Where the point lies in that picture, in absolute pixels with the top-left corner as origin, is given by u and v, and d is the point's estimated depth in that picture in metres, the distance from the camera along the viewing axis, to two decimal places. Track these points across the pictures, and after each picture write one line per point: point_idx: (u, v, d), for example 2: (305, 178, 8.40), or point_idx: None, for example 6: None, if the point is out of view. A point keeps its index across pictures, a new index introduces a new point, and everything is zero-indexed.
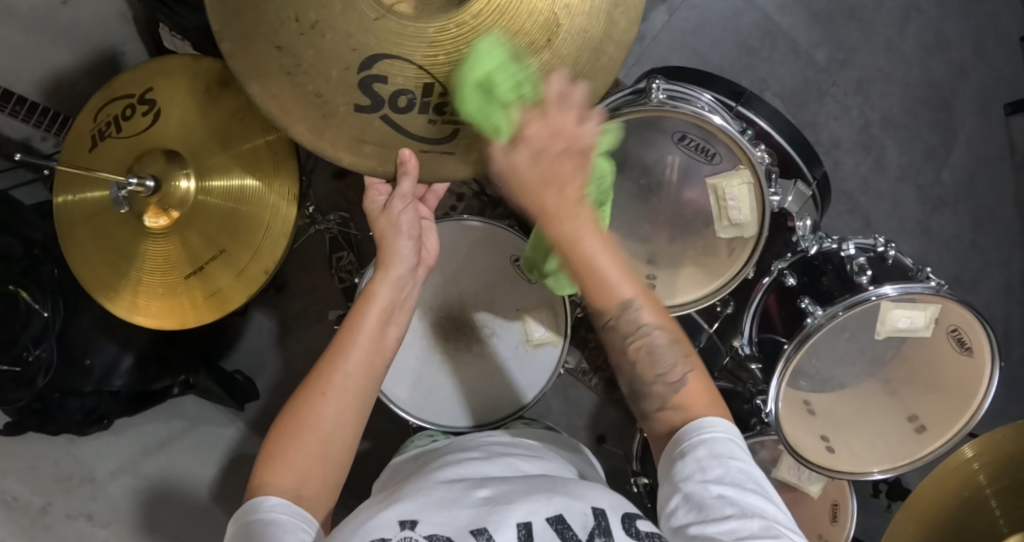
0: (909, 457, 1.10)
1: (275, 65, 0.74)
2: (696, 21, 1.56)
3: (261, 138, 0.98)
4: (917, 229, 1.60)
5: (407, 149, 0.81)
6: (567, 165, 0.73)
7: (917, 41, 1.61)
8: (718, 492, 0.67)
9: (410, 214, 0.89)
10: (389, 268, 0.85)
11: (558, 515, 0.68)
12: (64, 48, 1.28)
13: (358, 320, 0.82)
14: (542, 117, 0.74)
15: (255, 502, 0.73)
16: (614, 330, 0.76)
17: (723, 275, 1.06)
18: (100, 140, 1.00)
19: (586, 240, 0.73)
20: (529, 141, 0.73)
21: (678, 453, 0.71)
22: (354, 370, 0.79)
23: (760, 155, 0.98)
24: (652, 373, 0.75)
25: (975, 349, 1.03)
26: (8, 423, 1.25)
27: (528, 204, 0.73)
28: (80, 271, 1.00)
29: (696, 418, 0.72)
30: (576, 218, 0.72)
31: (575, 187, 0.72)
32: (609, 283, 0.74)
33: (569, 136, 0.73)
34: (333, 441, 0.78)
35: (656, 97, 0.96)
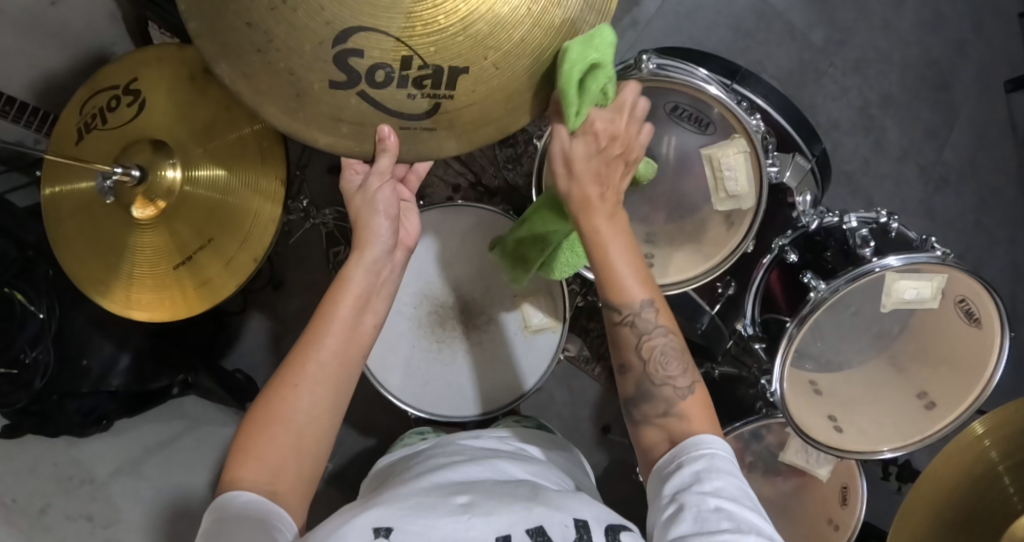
0: (919, 434, 1.07)
1: (248, 44, 0.75)
2: (691, 5, 1.54)
3: (248, 127, 0.97)
4: (920, 209, 1.57)
5: (387, 125, 0.81)
6: (615, 170, 0.81)
7: (914, 20, 1.59)
8: (715, 504, 0.65)
9: (387, 192, 0.88)
10: (365, 250, 0.85)
11: (539, 527, 0.70)
12: (52, 48, 1.26)
13: (331, 306, 0.81)
14: (613, 114, 0.80)
15: (227, 498, 0.72)
16: (630, 328, 0.78)
17: (719, 254, 1.05)
18: (86, 134, 0.99)
19: (617, 241, 0.78)
20: (591, 133, 0.79)
21: (677, 466, 0.71)
22: (328, 359, 0.78)
23: (755, 123, 0.96)
24: (660, 374, 0.78)
25: (984, 320, 1.00)
26: (5, 427, 1.16)
27: (570, 190, 0.80)
28: (70, 266, 0.99)
29: (692, 435, 0.74)
30: (609, 218, 0.79)
31: (616, 189, 0.81)
32: (625, 277, 0.78)
33: (623, 138, 0.80)
34: (307, 432, 0.77)
35: (647, 67, 0.94)
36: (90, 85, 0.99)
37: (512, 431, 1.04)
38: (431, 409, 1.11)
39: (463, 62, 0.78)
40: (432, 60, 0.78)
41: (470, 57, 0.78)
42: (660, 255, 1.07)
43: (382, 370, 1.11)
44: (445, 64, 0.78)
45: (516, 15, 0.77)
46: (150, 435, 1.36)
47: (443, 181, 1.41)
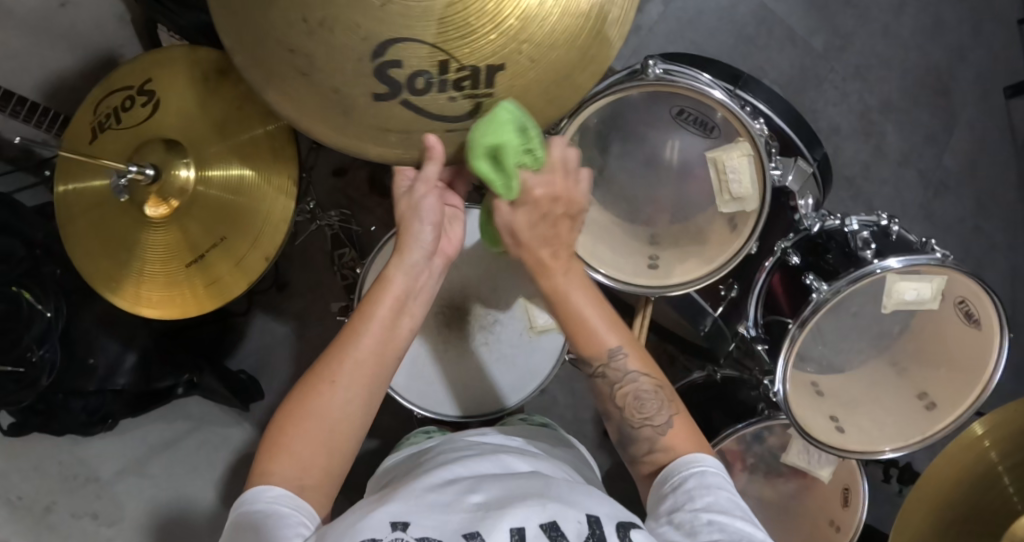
0: (920, 435, 1.08)
1: (292, 66, 0.78)
2: (692, 11, 1.56)
3: (260, 127, 0.99)
4: (920, 214, 1.59)
5: (433, 134, 0.83)
6: (565, 224, 0.85)
7: (914, 26, 1.61)
8: (708, 518, 0.69)
9: (434, 199, 0.85)
10: (405, 253, 0.83)
11: (552, 522, 0.69)
12: (63, 47, 1.28)
13: (369, 307, 0.81)
14: (545, 181, 0.83)
15: (256, 491, 0.73)
16: (603, 379, 0.83)
17: (719, 259, 1.05)
18: (100, 132, 1.00)
19: (575, 292, 0.83)
20: (534, 203, 0.83)
21: (669, 488, 0.75)
22: (364, 360, 0.79)
23: (759, 127, 0.97)
24: (637, 417, 0.82)
25: (983, 322, 1.01)
26: (11, 425, 1.22)
27: (522, 255, 0.85)
28: (80, 262, 1.00)
29: (683, 454, 0.78)
30: (564, 271, 0.84)
31: (566, 246, 0.85)
32: (594, 328, 0.83)
33: (565, 199, 0.84)
34: (338, 429, 0.77)
35: (653, 73, 0.96)
36: (105, 85, 1.00)
37: (518, 430, 1.05)
38: (437, 409, 1.12)
39: (500, 60, 0.79)
40: (469, 60, 0.79)
41: (506, 53, 0.79)
42: (665, 257, 1.09)
43: None
44: (482, 64, 0.79)
45: (543, 6, 0.78)
46: (155, 433, 1.36)
47: None
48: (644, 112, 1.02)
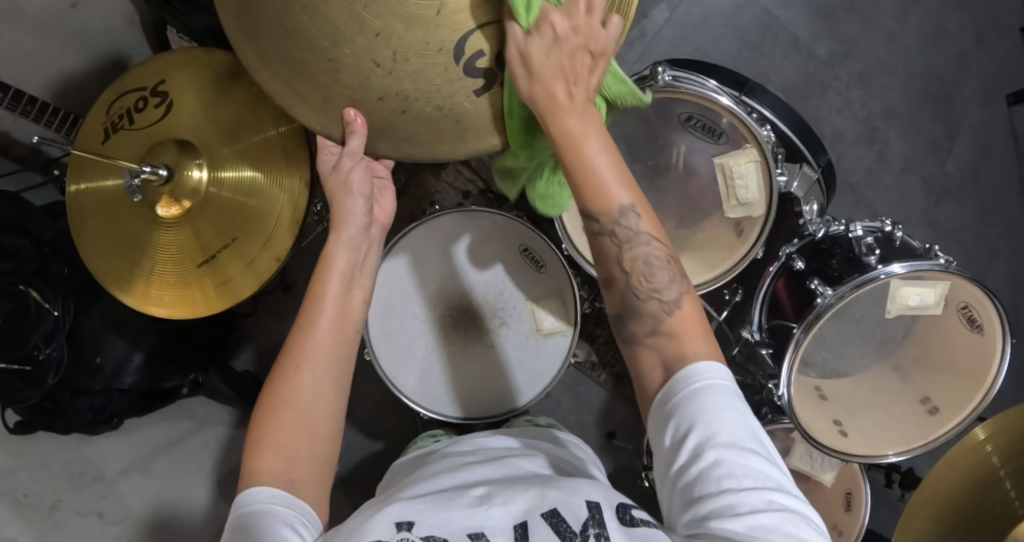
0: (923, 439, 1.09)
1: (390, 111, 0.80)
2: (697, 17, 1.57)
3: (273, 129, 1.00)
4: (923, 220, 1.60)
5: (352, 108, 0.80)
6: (583, 60, 0.79)
7: (917, 33, 1.62)
8: (715, 454, 0.68)
9: (361, 172, 0.89)
10: (341, 230, 0.87)
11: (553, 510, 0.71)
12: (73, 48, 1.28)
13: (320, 286, 0.84)
14: (565, 12, 0.77)
15: (248, 497, 0.73)
16: (612, 237, 0.79)
17: (717, 269, 1.07)
18: (113, 133, 1.01)
19: (591, 138, 0.78)
20: (550, 26, 0.76)
21: (672, 406, 0.72)
22: (324, 339, 0.82)
23: (767, 134, 0.98)
24: (646, 288, 0.79)
25: (986, 326, 1.02)
26: (18, 423, 1.20)
27: (532, 91, 0.78)
28: (91, 261, 1.01)
29: (687, 365, 0.73)
30: (581, 115, 0.78)
31: (586, 88, 0.79)
32: (605, 182, 0.77)
33: (587, 34, 0.78)
34: (315, 411, 0.79)
35: (662, 79, 0.97)
36: (119, 85, 1.01)
37: (526, 432, 1.06)
38: (444, 411, 1.13)
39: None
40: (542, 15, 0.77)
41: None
42: (676, 262, 1.09)
43: (395, 371, 1.13)
44: (546, 12, 0.77)
45: None
46: (160, 433, 1.39)
47: (453, 187, 1.44)
48: (651, 118, 1.03)
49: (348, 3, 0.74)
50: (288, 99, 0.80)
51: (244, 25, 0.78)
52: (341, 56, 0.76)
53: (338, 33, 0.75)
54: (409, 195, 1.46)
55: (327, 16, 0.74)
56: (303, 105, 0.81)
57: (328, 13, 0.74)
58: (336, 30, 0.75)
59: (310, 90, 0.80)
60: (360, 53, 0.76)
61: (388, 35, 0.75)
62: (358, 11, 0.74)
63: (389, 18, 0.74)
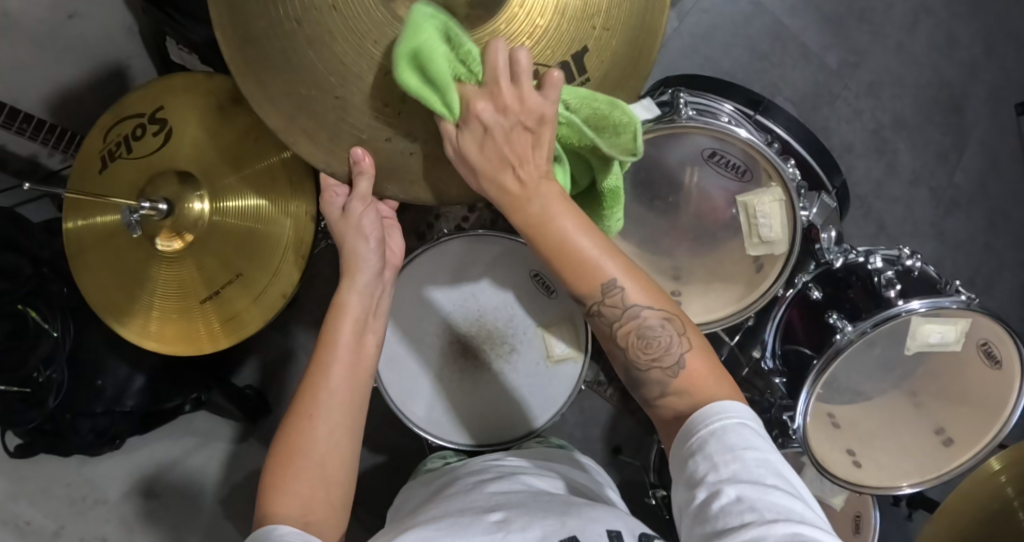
0: (937, 471, 1.09)
1: (398, 153, 0.82)
2: (707, 26, 1.54)
3: (276, 156, 0.97)
4: (931, 232, 1.59)
5: (359, 147, 0.80)
6: (525, 136, 0.74)
7: (928, 42, 1.59)
8: (735, 493, 0.62)
9: (371, 215, 0.88)
10: (355, 275, 0.85)
11: (571, 537, 0.70)
12: (69, 61, 1.24)
13: (331, 333, 0.82)
14: (488, 94, 0.73)
15: (266, 530, 0.71)
16: (601, 319, 0.75)
17: (733, 305, 1.07)
18: (110, 161, 0.98)
19: (558, 217, 0.74)
20: (477, 119, 0.73)
21: (689, 451, 0.67)
22: (338, 386, 0.79)
23: (791, 171, 0.96)
24: (646, 356, 0.74)
25: (1004, 361, 1.01)
26: (18, 447, 1.21)
27: (489, 189, 0.76)
28: (90, 294, 0.98)
29: (709, 403, 0.70)
30: (539, 198, 0.74)
31: (536, 166, 0.75)
32: (586, 261, 0.74)
33: (524, 109, 0.73)
34: (330, 459, 0.77)
35: (685, 113, 0.94)
36: (115, 111, 0.98)
37: (536, 454, 1.05)
38: (455, 439, 1.12)
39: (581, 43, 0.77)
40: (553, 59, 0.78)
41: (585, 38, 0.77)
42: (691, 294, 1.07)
43: (404, 399, 1.12)
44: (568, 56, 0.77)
45: None
46: (162, 452, 1.36)
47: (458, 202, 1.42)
48: (669, 149, 0.99)
49: (358, 39, 0.75)
50: (295, 138, 0.78)
51: (245, 57, 0.75)
52: (348, 94, 0.77)
53: (347, 71, 0.76)
54: (414, 209, 1.42)
55: (336, 53, 0.75)
56: (308, 141, 0.79)
57: (337, 49, 0.75)
58: (345, 67, 0.76)
59: (316, 126, 0.79)
60: (370, 93, 0.78)
61: (399, 75, 0.77)
62: (369, 48, 0.76)
63: None
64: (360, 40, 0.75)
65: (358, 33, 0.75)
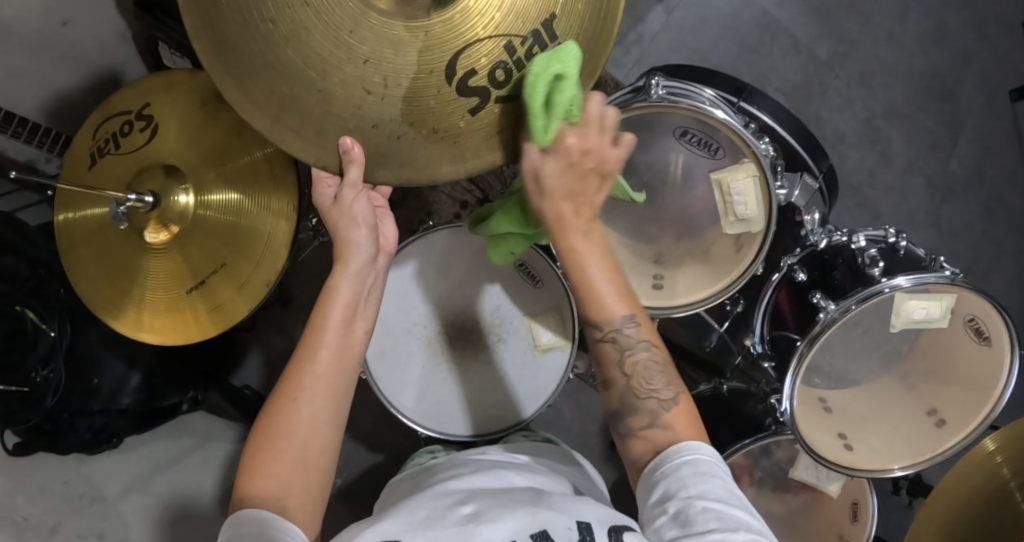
0: (930, 453, 1.07)
1: (385, 138, 0.80)
2: (695, 20, 1.55)
3: (260, 151, 0.98)
4: (927, 220, 1.57)
5: (347, 136, 0.79)
6: (592, 183, 0.75)
7: (918, 31, 1.59)
8: (702, 505, 0.66)
9: (363, 203, 0.86)
10: (347, 261, 0.84)
11: (542, 532, 0.69)
12: (64, 67, 1.27)
13: (321, 316, 0.81)
14: (579, 132, 0.74)
15: (240, 515, 0.72)
16: (612, 344, 0.78)
17: (720, 281, 1.05)
18: (100, 158, 1.00)
19: (591, 257, 0.76)
20: (562, 153, 0.74)
21: (660, 477, 0.71)
22: (323, 371, 0.79)
23: (764, 147, 0.95)
24: (644, 388, 0.78)
25: (993, 337, 0.99)
26: (17, 446, 1.21)
27: (543, 207, 0.75)
28: (82, 289, 1.00)
29: (679, 442, 0.73)
30: (581, 230, 0.75)
31: (591, 206, 0.76)
32: (603, 296, 0.76)
33: (602, 157, 0.74)
34: (311, 445, 0.77)
35: (656, 93, 0.95)
36: (104, 109, 1.00)
37: (522, 447, 1.05)
38: (442, 430, 1.12)
39: (548, 10, 0.76)
40: (524, 30, 0.77)
41: (551, 6, 0.76)
42: (674, 278, 1.08)
43: (392, 391, 1.12)
44: (538, 24, 0.77)
45: None
46: (161, 451, 1.37)
47: (449, 198, 1.42)
48: (646, 131, 1.01)
49: (332, 30, 0.75)
50: (278, 133, 0.77)
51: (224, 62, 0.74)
52: (329, 85, 0.77)
53: (328, 63, 0.76)
54: (405, 206, 1.44)
55: (316, 48, 0.75)
56: (294, 138, 0.78)
57: (313, 43, 0.75)
58: (325, 60, 0.76)
59: (301, 122, 0.78)
60: (350, 81, 0.77)
61: (377, 61, 0.77)
62: (345, 38, 0.76)
63: (377, 46, 0.77)
64: (335, 31, 0.75)
65: (330, 24, 0.75)
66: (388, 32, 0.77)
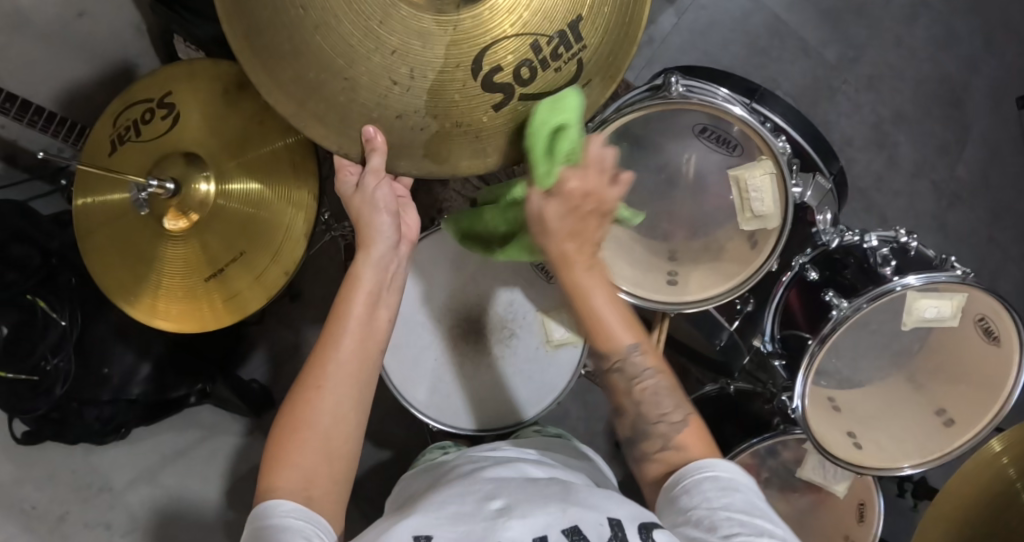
0: (939, 452, 1.07)
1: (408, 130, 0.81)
2: (705, 23, 1.56)
3: (280, 141, 0.98)
4: (933, 225, 1.59)
5: (370, 125, 0.80)
6: (591, 223, 0.80)
7: (926, 37, 1.60)
8: (726, 515, 0.68)
9: (385, 190, 0.86)
10: (370, 248, 0.84)
11: (574, 528, 0.69)
12: (81, 56, 1.27)
13: (345, 304, 0.81)
14: (581, 176, 0.80)
15: (267, 507, 0.72)
16: (619, 374, 0.80)
17: (745, 272, 1.04)
18: (119, 145, 1.01)
19: (596, 290, 0.79)
20: (566, 197, 0.79)
21: (680, 490, 0.73)
22: (347, 358, 0.79)
23: (780, 145, 0.96)
24: (655, 413, 0.79)
25: (1002, 338, 1.00)
26: (25, 433, 1.22)
27: (547, 247, 0.79)
28: (100, 275, 1.02)
29: (698, 459, 0.75)
30: (582, 266, 0.79)
31: (593, 247, 0.80)
32: (612, 328, 0.79)
33: (600, 197, 0.80)
34: (335, 433, 0.77)
35: (675, 90, 0.96)
36: (123, 98, 1.01)
37: (534, 443, 1.05)
38: (454, 423, 1.13)
39: (576, 12, 0.77)
40: (552, 29, 0.78)
41: (578, 7, 0.77)
42: (687, 274, 1.08)
43: (405, 383, 1.12)
44: (566, 24, 0.78)
45: None
46: (168, 443, 1.37)
47: (460, 196, 1.43)
48: (664, 127, 1.02)
49: (362, 20, 0.76)
50: (303, 121, 0.79)
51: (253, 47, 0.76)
52: (356, 74, 0.78)
53: (355, 53, 0.77)
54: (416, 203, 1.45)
55: (344, 36, 0.76)
56: (319, 125, 0.79)
57: (342, 32, 0.76)
58: (352, 49, 0.77)
59: (325, 109, 0.79)
60: (377, 72, 0.78)
61: (404, 53, 0.78)
62: (374, 28, 0.77)
63: (405, 38, 0.77)
64: (366, 22, 0.76)
65: (361, 14, 0.76)
66: (418, 25, 0.77)
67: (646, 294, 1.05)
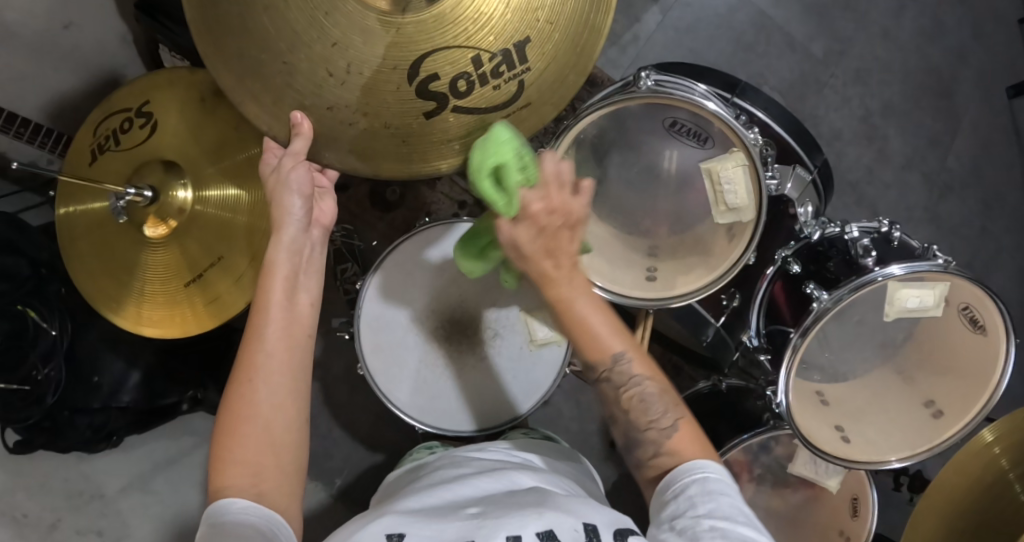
0: (928, 444, 1.07)
1: (336, 123, 0.81)
2: (690, 20, 1.56)
3: (257, 148, 1.00)
4: (925, 217, 1.57)
5: (298, 110, 0.80)
6: (562, 236, 0.72)
7: (914, 30, 1.59)
8: (709, 524, 0.66)
9: (301, 171, 0.85)
10: (280, 231, 0.83)
11: (548, 530, 0.69)
12: (65, 70, 1.28)
13: (264, 292, 0.80)
14: (541, 197, 0.71)
15: (220, 506, 0.71)
16: (608, 384, 0.77)
17: (723, 263, 1.04)
18: (100, 154, 1.02)
19: (579, 299, 0.75)
20: (532, 219, 0.71)
21: (670, 494, 0.72)
22: (275, 347, 0.78)
23: (752, 137, 0.97)
24: (643, 420, 0.77)
25: (989, 328, 0.99)
26: (18, 443, 1.17)
27: (524, 268, 0.73)
28: (81, 282, 1.02)
29: (686, 460, 0.73)
30: (568, 282, 0.74)
31: (569, 255, 0.73)
32: (601, 337, 0.75)
33: (565, 212, 0.71)
34: (276, 423, 0.76)
35: (645, 84, 0.96)
36: (104, 107, 1.02)
37: (532, 444, 1.05)
38: (438, 425, 1.13)
39: (524, 34, 0.79)
40: (496, 47, 0.79)
41: (528, 29, 0.79)
42: (665, 271, 1.08)
43: (388, 385, 1.12)
44: (510, 44, 0.79)
45: None
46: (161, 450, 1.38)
47: (448, 199, 1.43)
48: (638, 122, 1.01)
49: (309, 9, 0.76)
50: (243, 98, 0.79)
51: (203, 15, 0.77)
52: (295, 60, 0.77)
53: (296, 38, 0.77)
54: (405, 206, 1.45)
55: (288, 20, 0.76)
56: (254, 104, 0.80)
57: (289, 17, 0.76)
58: (295, 33, 0.76)
59: (261, 89, 0.79)
60: (315, 61, 0.78)
61: (345, 46, 0.78)
62: (319, 18, 0.77)
63: (348, 33, 0.77)
64: (313, 11, 0.76)
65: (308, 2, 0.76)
66: (363, 22, 0.78)
67: (622, 289, 1.06)
